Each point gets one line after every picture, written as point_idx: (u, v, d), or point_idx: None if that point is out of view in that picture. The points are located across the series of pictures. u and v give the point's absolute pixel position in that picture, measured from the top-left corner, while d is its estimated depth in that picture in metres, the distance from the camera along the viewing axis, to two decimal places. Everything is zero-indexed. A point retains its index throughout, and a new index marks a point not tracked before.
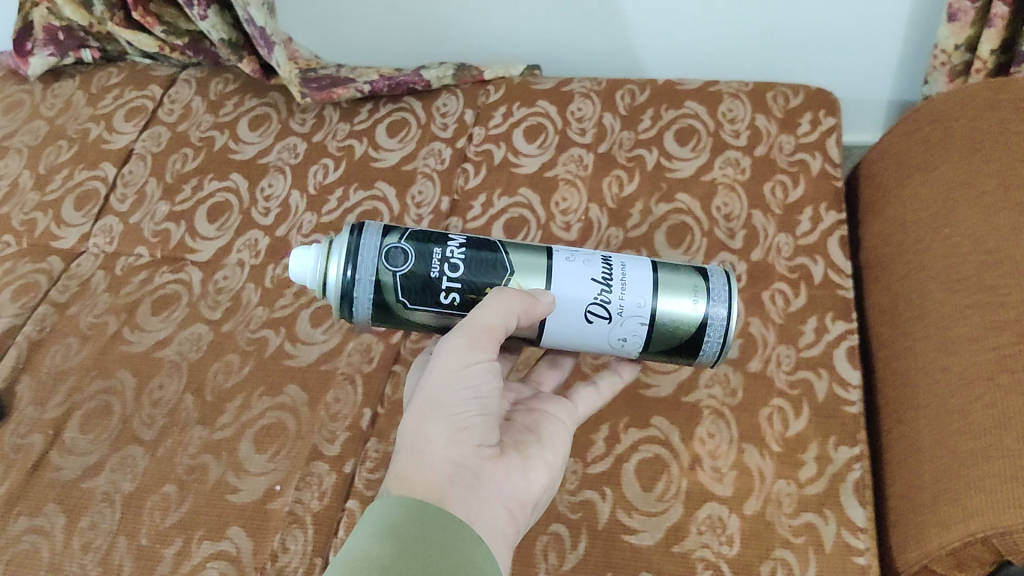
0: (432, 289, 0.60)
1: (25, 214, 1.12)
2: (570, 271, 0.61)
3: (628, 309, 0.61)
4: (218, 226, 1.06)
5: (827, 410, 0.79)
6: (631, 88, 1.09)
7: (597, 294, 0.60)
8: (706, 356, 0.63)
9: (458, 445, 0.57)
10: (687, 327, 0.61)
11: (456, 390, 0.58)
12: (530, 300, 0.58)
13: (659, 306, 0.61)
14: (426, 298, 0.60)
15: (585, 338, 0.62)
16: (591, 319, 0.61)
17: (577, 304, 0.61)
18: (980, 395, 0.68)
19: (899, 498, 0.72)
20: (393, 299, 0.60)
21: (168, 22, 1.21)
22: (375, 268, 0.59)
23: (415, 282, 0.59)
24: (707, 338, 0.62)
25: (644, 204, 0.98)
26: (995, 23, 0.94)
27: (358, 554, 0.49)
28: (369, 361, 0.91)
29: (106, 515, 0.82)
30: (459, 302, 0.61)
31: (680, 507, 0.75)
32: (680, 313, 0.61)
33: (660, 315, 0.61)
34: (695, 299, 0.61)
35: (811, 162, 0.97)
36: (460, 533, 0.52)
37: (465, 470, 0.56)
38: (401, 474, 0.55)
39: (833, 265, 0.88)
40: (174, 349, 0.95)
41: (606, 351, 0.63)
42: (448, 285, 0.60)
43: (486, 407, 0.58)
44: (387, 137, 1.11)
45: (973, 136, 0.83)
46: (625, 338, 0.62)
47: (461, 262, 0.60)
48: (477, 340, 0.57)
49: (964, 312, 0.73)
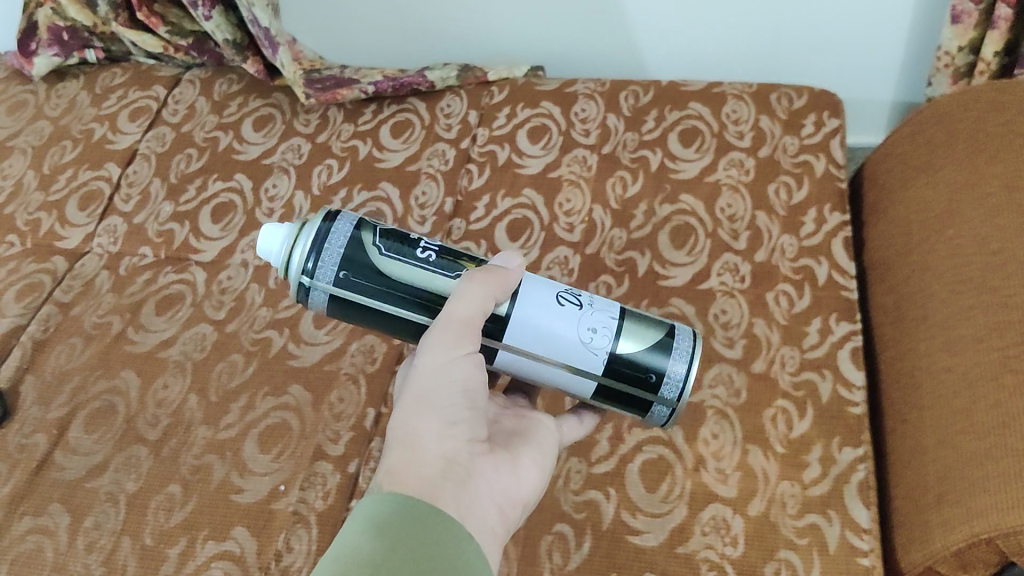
0: (411, 246, 0.61)
1: (28, 214, 1.13)
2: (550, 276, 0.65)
3: (599, 305, 0.63)
4: (223, 226, 1.06)
5: (831, 411, 0.79)
6: (634, 89, 1.09)
7: (568, 288, 0.63)
8: (671, 373, 0.62)
9: (448, 441, 0.57)
10: (653, 340, 0.62)
11: (445, 384, 0.58)
12: (506, 279, 0.60)
13: (627, 312, 0.63)
14: (402, 250, 0.61)
15: (555, 320, 0.61)
16: (562, 302, 0.62)
17: (549, 289, 0.62)
18: (984, 395, 0.68)
19: (903, 499, 0.72)
20: (370, 245, 0.60)
21: (173, 23, 1.22)
22: (359, 221, 0.61)
23: (395, 237, 0.61)
24: (666, 380, 0.62)
25: (648, 205, 0.98)
26: (998, 25, 0.94)
27: (350, 549, 0.49)
28: (373, 362, 0.91)
29: (110, 515, 0.82)
30: (435, 259, 0.61)
31: (684, 508, 0.75)
32: (648, 326, 0.63)
33: (629, 335, 0.62)
34: (661, 321, 0.64)
35: (815, 163, 0.97)
36: (451, 531, 0.52)
37: (456, 467, 0.56)
38: (392, 469, 0.56)
39: (837, 267, 0.88)
40: (178, 349, 0.95)
41: (573, 348, 0.61)
42: (426, 244, 0.62)
43: (476, 402, 0.58)
44: (391, 137, 1.11)
45: (978, 137, 0.83)
46: (593, 329, 0.61)
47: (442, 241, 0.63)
48: (458, 332, 0.57)
49: (968, 312, 0.73)
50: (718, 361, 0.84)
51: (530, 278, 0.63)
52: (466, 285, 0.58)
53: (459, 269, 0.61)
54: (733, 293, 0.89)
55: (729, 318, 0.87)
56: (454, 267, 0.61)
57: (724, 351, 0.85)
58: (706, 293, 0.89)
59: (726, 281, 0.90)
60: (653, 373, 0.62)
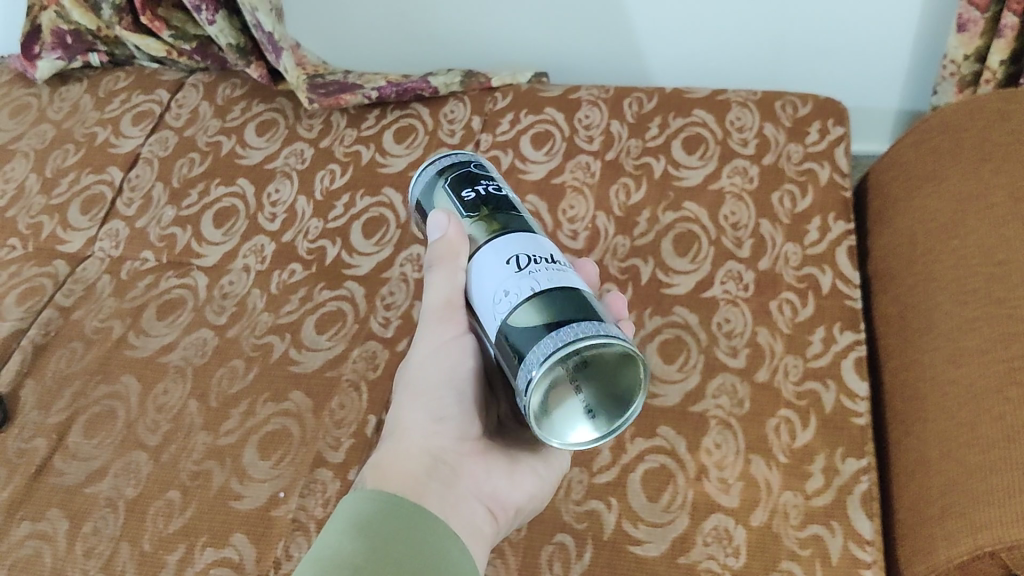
0: (478, 179, 0.62)
1: (30, 218, 1.13)
2: (540, 242, 0.57)
3: (541, 277, 0.53)
4: (225, 232, 1.06)
5: (835, 421, 0.78)
6: (638, 96, 1.09)
7: (541, 255, 0.56)
8: (527, 355, 0.50)
9: (435, 437, 0.63)
10: (550, 319, 0.51)
11: (435, 371, 0.64)
12: (461, 245, 0.59)
13: (556, 291, 0.53)
14: (457, 186, 0.62)
15: (489, 273, 0.56)
16: (511, 260, 0.55)
17: (510, 248, 0.56)
18: (989, 408, 0.67)
19: (906, 512, 0.71)
20: (442, 180, 0.63)
21: (176, 27, 1.22)
22: (460, 157, 0.65)
23: (469, 175, 0.63)
24: (525, 360, 0.51)
25: (652, 212, 0.97)
26: (1005, 33, 0.94)
27: (331, 552, 0.51)
28: (374, 369, 0.90)
29: (109, 521, 0.82)
30: (473, 199, 0.61)
31: (686, 518, 0.75)
32: (562, 303, 0.52)
33: (521, 311, 0.52)
34: (585, 304, 0.52)
35: (820, 171, 0.96)
36: (433, 528, 0.55)
37: (442, 464, 0.62)
38: (379, 463, 0.61)
39: (842, 276, 0.88)
40: (179, 354, 0.95)
41: (487, 302, 0.56)
42: (479, 188, 0.61)
43: (463, 395, 0.64)
44: (394, 143, 1.11)
45: (981, 148, 0.83)
46: (503, 294, 0.54)
47: (506, 195, 0.62)
48: (439, 314, 0.63)
49: (972, 323, 0.73)
50: (721, 370, 0.84)
51: (516, 235, 0.57)
52: (434, 266, 0.60)
53: (476, 211, 0.60)
54: (736, 301, 0.89)
55: (732, 327, 0.87)
56: (473, 211, 0.60)
57: (728, 360, 0.84)
58: (709, 301, 0.89)
59: (730, 289, 0.90)
60: (518, 351, 0.51)
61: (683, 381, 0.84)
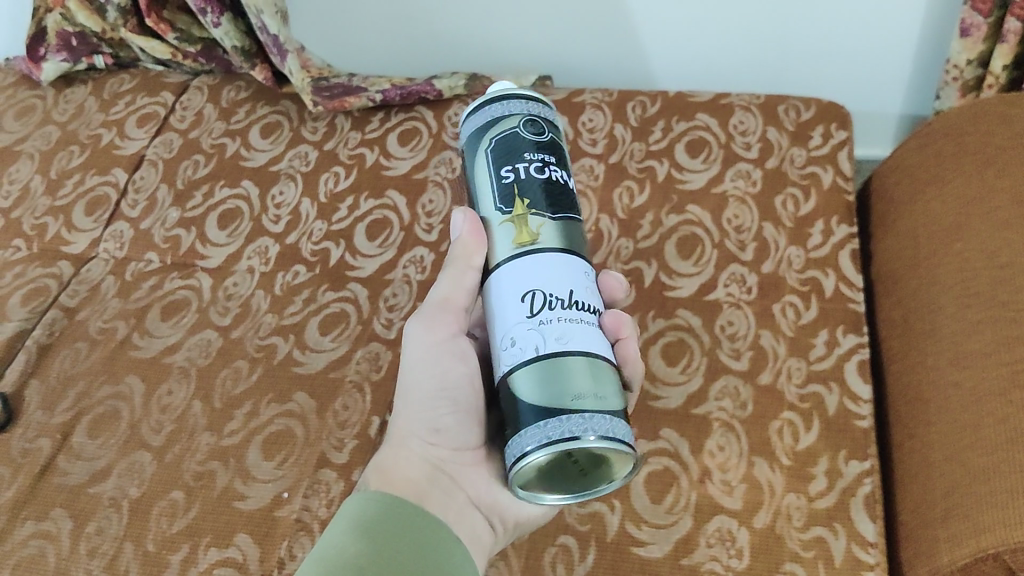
0: (522, 152, 0.56)
1: (35, 218, 1.13)
2: (566, 270, 0.53)
3: (549, 333, 0.51)
4: (229, 233, 1.06)
5: (838, 424, 0.79)
6: (642, 100, 1.09)
7: (558, 295, 0.52)
8: (520, 435, 0.50)
9: (434, 448, 0.63)
10: (542, 402, 0.50)
11: (429, 380, 0.63)
12: (479, 250, 0.57)
13: (561, 367, 0.51)
14: (500, 158, 0.56)
15: (505, 305, 0.53)
16: (527, 299, 0.52)
17: (529, 279, 0.53)
18: (991, 411, 0.67)
19: (909, 513, 0.71)
20: (487, 141, 0.57)
21: (182, 29, 1.22)
22: (513, 110, 0.57)
23: (516, 142, 0.56)
24: (517, 437, 0.51)
25: (655, 215, 0.98)
26: (1008, 38, 0.94)
27: (335, 551, 0.51)
28: (377, 369, 0.91)
29: (113, 520, 0.82)
30: (511, 182, 0.55)
31: (689, 520, 0.75)
32: (559, 383, 0.50)
33: (521, 379, 0.51)
34: (585, 386, 0.50)
35: (823, 175, 0.97)
36: (437, 532, 0.55)
37: (442, 474, 0.62)
38: (380, 469, 0.62)
39: (844, 279, 0.88)
40: (183, 355, 0.95)
41: (498, 333, 0.54)
42: (520, 168, 0.56)
43: (456, 403, 0.63)
44: (398, 145, 1.12)
45: (984, 152, 0.83)
46: (510, 342, 0.52)
47: (550, 178, 0.56)
48: (435, 314, 0.64)
49: (976, 326, 0.73)
50: (725, 372, 0.84)
51: (539, 255, 0.53)
52: (445, 267, 0.62)
53: (509, 206, 0.55)
54: (740, 303, 0.89)
55: (736, 329, 0.87)
56: (508, 204, 0.55)
57: (730, 362, 0.85)
58: (713, 304, 0.89)
59: (733, 292, 0.90)
60: (515, 423, 0.51)
61: (686, 384, 0.84)
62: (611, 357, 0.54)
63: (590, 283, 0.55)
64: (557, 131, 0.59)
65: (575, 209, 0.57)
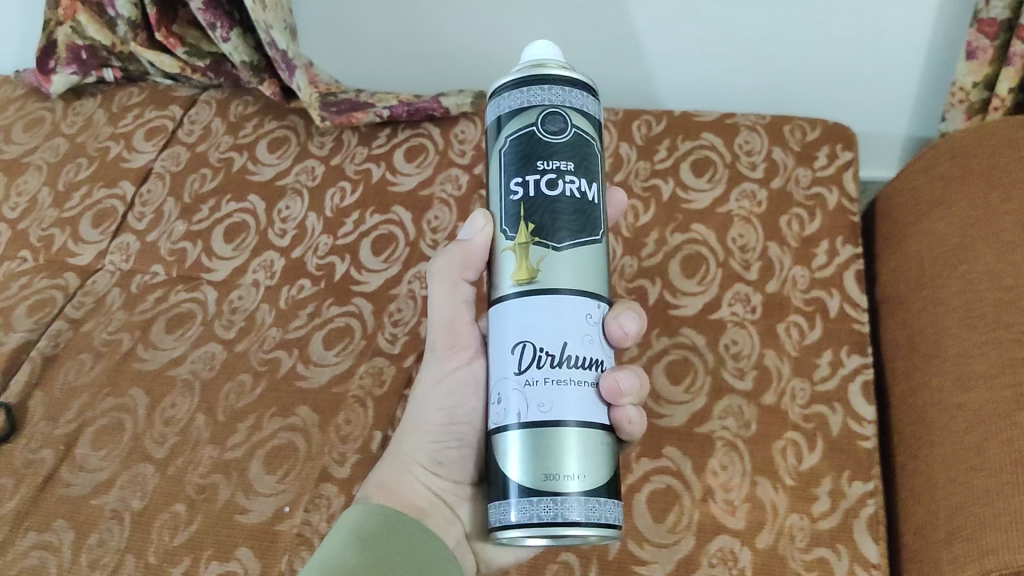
0: (536, 160, 0.51)
1: (42, 230, 1.14)
2: (561, 319, 0.49)
3: (532, 399, 0.49)
4: (235, 246, 1.07)
5: (841, 445, 0.79)
6: (648, 119, 1.10)
7: (549, 351, 0.49)
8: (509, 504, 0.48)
9: (436, 478, 0.64)
10: (520, 469, 0.48)
11: (434, 412, 0.64)
12: (480, 261, 0.60)
13: (552, 442, 0.48)
14: (513, 166, 0.52)
15: (500, 353, 0.51)
16: (518, 353, 0.50)
17: (521, 329, 0.50)
18: (997, 433, 0.67)
19: (914, 535, 0.72)
20: (504, 138, 0.53)
21: (191, 44, 1.23)
22: (534, 100, 0.52)
23: (530, 145, 0.51)
24: (505, 503, 0.49)
25: (659, 233, 0.98)
26: (1013, 61, 0.95)
27: (337, 563, 0.51)
28: (381, 385, 0.91)
29: (115, 532, 0.82)
30: (519, 196, 0.51)
31: (691, 539, 0.75)
32: (540, 456, 0.48)
33: (511, 444, 0.49)
34: (566, 463, 0.48)
35: (827, 196, 0.97)
36: (437, 551, 0.55)
37: (442, 504, 0.63)
38: (382, 484, 0.63)
39: (848, 299, 0.89)
40: (187, 367, 0.95)
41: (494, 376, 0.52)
42: (531, 182, 0.51)
43: (464, 439, 0.64)
44: (405, 162, 1.12)
45: (990, 173, 0.82)
46: (497, 398, 0.51)
47: (561, 193, 0.51)
48: (448, 343, 0.64)
49: (980, 348, 0.72)
50: (729, 392, 0.84)
51: (534, 299, 0.50)
52: (436, 276, 0.63)
53: (514, 232, 0.51)
54: (744, 323, 0.89)
55: (740, 349, 0.87)
56: (513, 228, 0.51)
57: (735, 382, 0.85)
58: (717, 323, 0.90)
59: (737, 311, 0.90)
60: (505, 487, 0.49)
61: (689, 403, 0.84)
62: (602, 419, 0.51)
63: (591, 330, 0.50)
64: (586, 123, 0.53)
65: (590, 228, 0.51)
